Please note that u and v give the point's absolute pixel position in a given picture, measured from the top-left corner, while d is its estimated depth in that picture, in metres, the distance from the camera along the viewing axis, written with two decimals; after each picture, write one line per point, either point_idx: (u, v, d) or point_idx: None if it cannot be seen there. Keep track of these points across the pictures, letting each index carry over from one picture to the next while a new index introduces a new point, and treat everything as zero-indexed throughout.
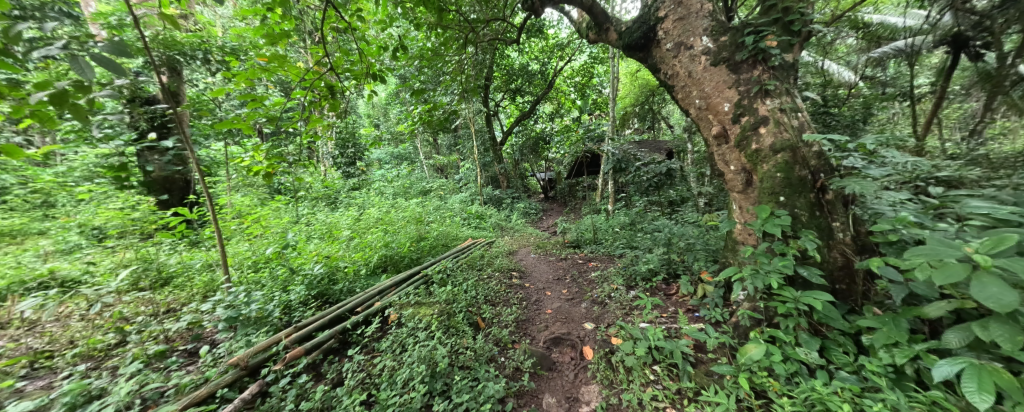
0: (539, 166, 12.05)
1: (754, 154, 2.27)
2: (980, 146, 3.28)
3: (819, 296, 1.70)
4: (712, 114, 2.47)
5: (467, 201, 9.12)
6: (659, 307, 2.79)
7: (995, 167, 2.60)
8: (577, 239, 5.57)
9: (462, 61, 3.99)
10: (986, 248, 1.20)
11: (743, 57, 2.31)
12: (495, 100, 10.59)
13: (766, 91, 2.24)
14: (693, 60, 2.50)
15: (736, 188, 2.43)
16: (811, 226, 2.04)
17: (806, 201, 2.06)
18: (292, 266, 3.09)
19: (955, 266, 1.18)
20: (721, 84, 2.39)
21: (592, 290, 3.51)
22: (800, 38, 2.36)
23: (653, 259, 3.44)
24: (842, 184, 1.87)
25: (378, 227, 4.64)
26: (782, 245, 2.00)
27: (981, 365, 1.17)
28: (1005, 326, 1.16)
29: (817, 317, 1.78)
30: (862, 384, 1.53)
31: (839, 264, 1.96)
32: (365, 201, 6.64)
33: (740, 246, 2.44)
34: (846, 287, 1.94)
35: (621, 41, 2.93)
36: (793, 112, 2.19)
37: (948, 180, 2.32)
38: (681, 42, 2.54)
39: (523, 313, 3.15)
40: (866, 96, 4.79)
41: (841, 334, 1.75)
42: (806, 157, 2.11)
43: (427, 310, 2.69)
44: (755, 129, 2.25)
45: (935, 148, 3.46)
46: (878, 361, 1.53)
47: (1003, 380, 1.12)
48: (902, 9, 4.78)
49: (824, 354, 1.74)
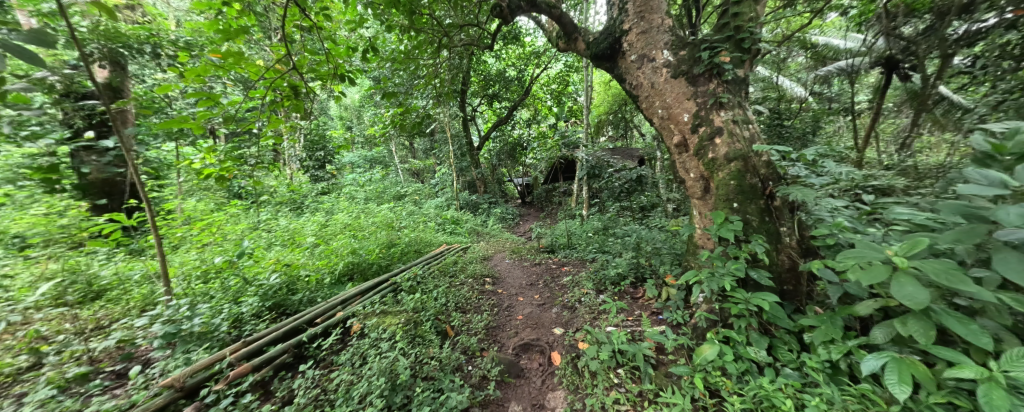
0: (516, 171, 12.12)
1: (711, 162, 2.39)
2: (910, 157, 3.63)
3: (766, 297, 1.78)
4: (673, 124, 2.58)
5: (443, 206, 8.99)
6: (626, 310, 2.85)
7: (921, 177, 2.88)
8: (552, 244, 5.64)
9: (437, 65, 4.00)
10: (903, 251, 1.32)
11: (700, 71, 2.44)
12: (472, 105, 10.59)
13: (721, 103, 2.38)
14: (656, 72, 2.61)
15: (695, 195, 2.54)
16: (761, 231, 2.16)
17: (757, 208, 2.19)
18: (247, 276, 2.90)
19: (878, 267, 1.29)
20: (680, 95, 2.52)
21: (563, 295, 3.56)
22: (751, 55, 2.52)
23: (622, 263, 3.52)
24: (787, 192, 2.00)
25: (345, 234, 4.45)
26: (735, 248, 2.09)
27: (901, 358, 1.27)
28: (920, 322, 1.27)
29: (766, 317, 1.87)
30: (803, 380, 1.62)
31: (786, 266, 2.07)
32: (333, 206, 6.37)
33: (700, 250, 2.55)
34: (792, 288, 2.06)
35: (589, 51, 3.03)
36: (744, 124, 2.34)
37: (882, 188, 2.54)
38: (644, 54, 2.66)
39: (494, 320, 3.13)
40: (815, 110, 5.19)
41: (787, 332, 1.86)
42: (757, 166, 2.25)
43: (392, 320, 2.59)
44: (711, 140, 2.37)
45: (872, 159, 3.79)
46: (817, 357, 1.62)
47: (918, 371, 1.22)
48: (843, 32, 5.26)
49: (772, 352, 1.83)
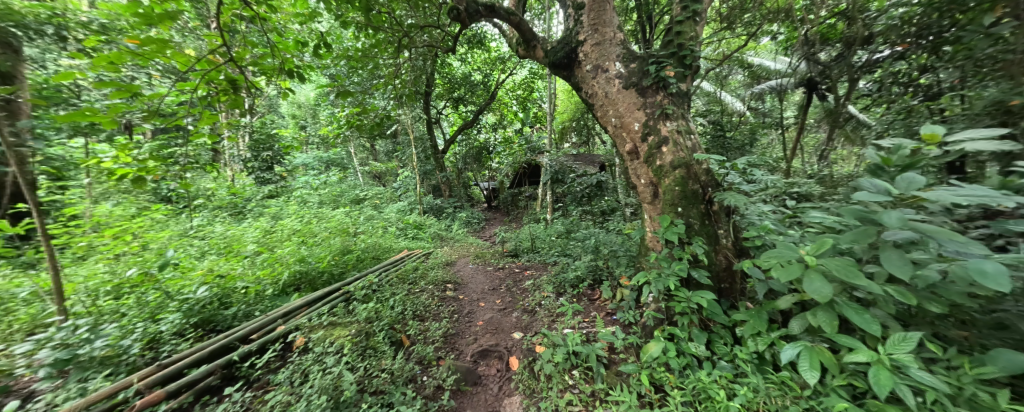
0: (482, 175, 12.07)
1: (658, 169, 2.53)
2: (826, 168, 4.14)
3: (705, 295, 1.92)
4: (625, 132, 2.71)
5: (406, 210, 8.69)
6: (582, 312, 2.93)
7: (834, 185, 3.28)
8: (516, 248, 5.66)
9: (397, 65, 3.87)
10: (813, 250, 1.48)
11: (648, 83, 2.60)
12: (437, 107, 10.41)
13: (666, 114, 2.55)
14: (609, 82, 2.73)
15: (645, 200, 2.68)
16: (702, 233, 2.32)
17: (699, 212, 2.35)
18: (170, 290, 2.58)
19: (793, 266, 1.45)
20: (631, 105, 2.65)
21: (524, 299, 3.57)
22: (693, 71, 2.73)
23: (581, 266, 3.62)
24: (723, 197, 2.17)
25: (292, 240, 4.13)
26: (679, 250, 2.23)
27: (812, 347, 1.42)
28: (827, 313, 1.43)
29: (705, 314, 2.01)
30: (735, 371, 1.76)
31: (723, 266, 2.25)
32: (282, 210, 5.90)
33: (650, 252, 2.69)
34: (729, 286, 2.23)
35: (547, 59, 3.11)
36: (687, 135, 2.52)
37: (803, 195, 2.86)
38: (598, 65, 2.78)
39: (453, 327, 3.07)
40: (752, 124, 5.74)
41: (723, 327, 2.01)
42: (698, 173, 2.42)
43: (341, 332, 2.44)
44: (659, 148, 2.52)
45: (797, 169, 4.26)
46: (747, 349, 1.77)
47: (824, 357, 1.38)
48: (774, 55, 5.89)
49: (710, 347, 1.97)
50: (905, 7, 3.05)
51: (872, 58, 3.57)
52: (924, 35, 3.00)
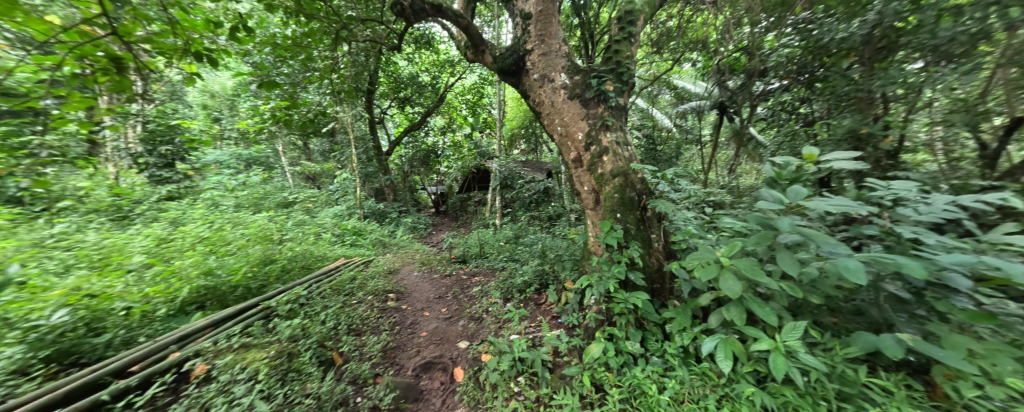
0: (429, 179, 11.68)
1: (600, 177, 2.67)
2: (735, 180, 4.79)
3: (640, 296, 2.05)
4: (570, 141, 2.82)
5: (343, 215, 8.02)
6: (529, 317, 2.95)
7: (741, 195, 3.80)
8: (463, 254, 5.53)
9: (335, 58, 3.56)
10: (727, 252, 1.67)
11: (590, 95, 2.75)
12: (380, 106, 9.84)
13: (607, 126, 2.71)
14: (555, 92, 2.83)
15: (588, 206, 2.81)
16: (638, 237, 2.49)
17: (635, 217, 2.53)
18: (10, 317, 2.00)
19: (711, 267, 1.62)
20: (575, 115, 2.77)
21: (471, 307, 3.49)
22: (630, 87, 2.96)
23: (528, 271, 3.65)
24: (655, 204, 2.36)
25: (197, 250, 3.51)
26: (618, 254, 2.36)
27: (726, 338, 1.60)
28: (737, 308, 1.62)
29: (640, 313, 2.15)
30: (665, 365, 1.90)
31: (655, 268, 2.44)
32: (185, 214, 5.01)
33: (592, 256, 2.81)
34: (659, 286, 2.42)
35: (495, 65, 3.12)
36: (625, 146, 2.71)
37: (718, 203, 3.25)
38: (545, 74, 2.86)
39: (394, 340, 2.88)
40: (678, 139, 6.44)
41: (655, 325, 2.17)
42: (634, 182, 2.61)
43: (257, 355, 2.15)
44: (600, 157, 2.67)
45: (714, 180, 4.86)
46: (675, 344, 1.93)
47: (735, 347, 1.56)
48: (695, 80, 6.69)
49: (644, 344, 2.11)
50: (788, 48, 3.72)
51: (766, 88, 4.26)
52: (801, 73, 3.72)
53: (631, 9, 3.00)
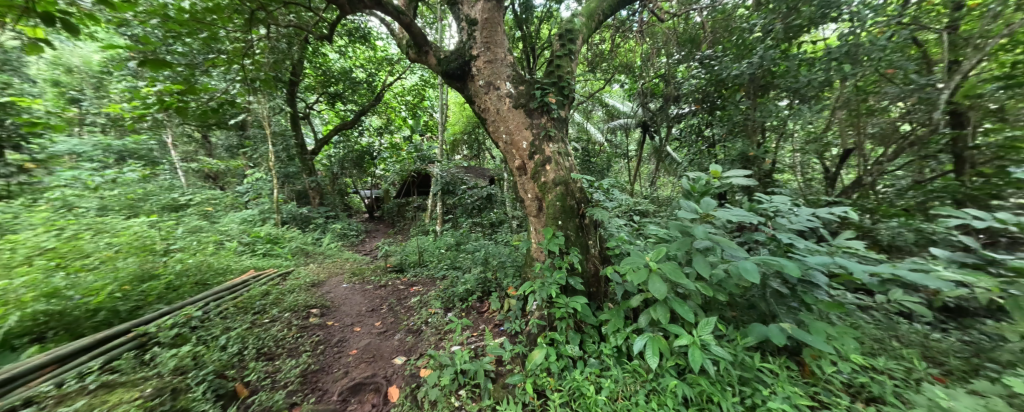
0: (363, 182, 10.84)
1: (543, 185, 2.75)
2: (656, 191, 5.38)
3: (579, 300, 2.14)
4: (515, 149, 2.86)
5: (256, 220, 6.96)
6: (471, 326, 2.88)
7: (662, 205, 4.26)
8: (401, 263, 5.21)
9: (249, 41, 3.10)
10: (654, 257, 1.84)
11: (534, 106, 2.83)
12: (306, 100, 8.86)
13: (550, 136, 2.82)
14: (500, 100, 2.86)
15: (532, 213, 2.86)
16: (577, 244, 2.61)
17: (574, 224, 2.65)
18: None
19: (642, 271, 1.77)
20: (520, 124, 2.82)
21: (408, 318, 3.29)
22: (570, 101, 3.12)
23: (470, 278, 3.57)
24: (592, 212, 2.50)
25: (35, 266, 2.69)
26: (559, 260, 2.44)
27: (653, 336, 1.75)
28: (662, 308, 1.79)
29: (578, 316, 2.24)
30: (601, 366, 2.01)
31: (592, 273, 2.58)
32: (16, 219, 3.81)
33: (534, 262, 2.86)
34: (596, 290, 2.57)
35: (439, 67, 3.03)
36: (565, 156, 2.84)
37: (644, 211, 3.60)
38: (490, 82, 2.87)
39: (316, 362, 2.57)
40: (609, 152, 7.03)
41: (592, 327, 2.28)
42: (574, 191, 2.74)
43: (126, 396, 1.72)
44: (543, 166, 2.75)
45: (639, 191, 5.39)
46: (610, 344, 2.05)
47: (661, 344, 1.71)
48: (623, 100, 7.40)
49: (583, 346, 2.20)
50: (696, 79, 4.34)
51: (679, 112, 4.83)
52: (705, 102, 4.42)
53: (572, 29, 3.19)
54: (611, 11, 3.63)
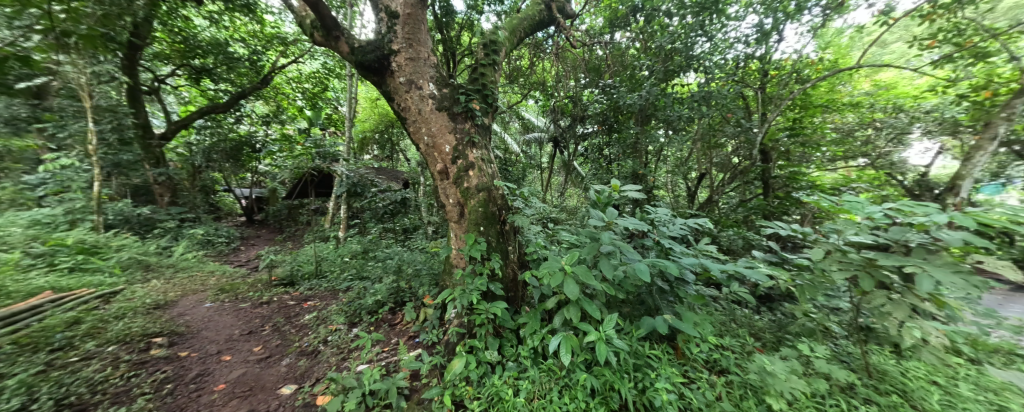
0: (240, 178, 8.94)
1: (465, 191, 2.72)
2: (565, 201, 5.88)
3: (500, 306, 2.16)
4: (437, 152, 2.76)
5: (61, 223, 5.04)
6: (381, 341, 2.63)
7: (571, 214, 4.67)
8: (291, 274, 4.44)
9: None
10: (569, 261, 1.98)
11: (458, 110, 2.79)
12: (155, 70, 6.88)
13: (473, 142, 2.81)
14: (422, 100, 2.74)
15: (453, 218, 2.79)
16: (498, 249, 2.64)
17: (495, 231, 2.67)
18: None
19: (558, 275, 1.90)
20: (443, 127, 2.75)
21: (301, 339, 2.82)
22: (493, 109, 3.19)
23: (380, 289, 3.26)
24: (513, 219, 2.58)
25: None
26: (480, 266, 2.42)
27: (566, 335, 1.88)
28: (575, 308, 1.94)
29: (497, 321, 2.27)
30: (518, 368, 2.07)
31: (511, 278, 2.64)
32: None
33: (454, 269, 2.78)
34: (514, 294, 2.63)
35: (353, 56, 2.75)
36: (488, 163, 2.87)
37: (556, 219, 3.88)
38: (412, 80, 2.73)
39: (161, 407, 1.98)
40: (525, 163, 7.39)
41: (510, 331, 2.34)
42: (496, 197, 2.78)
43: None
44: (466, 171, 2.73)
45: (551, 201, 5.81)
46: (527, 346, 2.13)
47: (573, 342, 1.84)
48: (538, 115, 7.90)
49: (501, 351, 2.23)
50: (599, 104, 4.93)
51: (585, 131, 5.46)
52: (606, 125, 5.06)
53: (495, 40, 3.28)
54: (531, 31, 3.87)
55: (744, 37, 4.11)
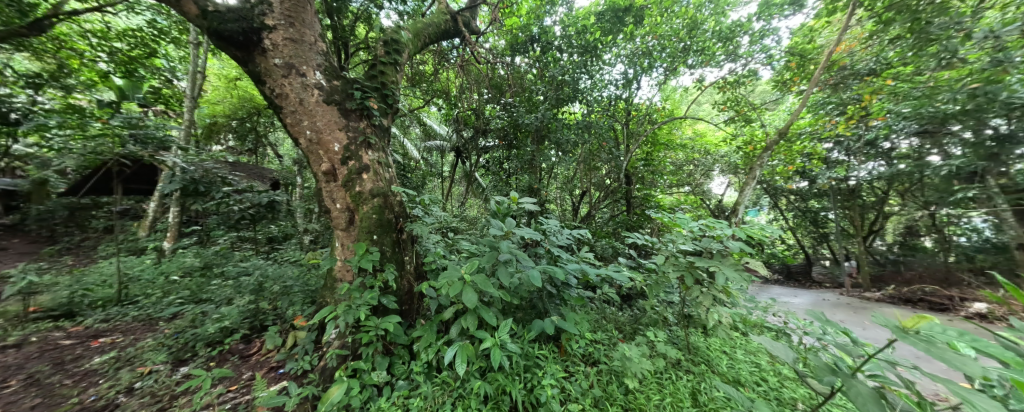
0: None
1: (357, 195, 2.44)
2: (465, 211, 5.90)
3: (392, 320, 1.98)
4: (323, 150, 2.42)
5: None
6: (226, 379, 2.07)
7: (471, 224, 4.70)
8: (71, 302, 3.09)
9: None
10: (469, 270, 1.99)
11: (352, 107, 2.52)
12: None
13: (368, 143, 2.57)
14: (306, 90, 2.38)
15: (340, 226, 2.46)
16: (393, 260, 2.44)
17: (391, 240, 2.47)
18: None
19: (456, 284, 1.88)
20: (331, 123, 2.43)
21: (86, 393, 1.98)
22: (393, 111, 3.00)
23: (230, 313, 2.59)
24: (412, 227, 2.44)
25: None
26: (371, 278, 2.19)
27: (463, 345, 1.86)
28: (473, 315, 1.94)
29: (388, 338, 2.08)
30: (410, 387, 1.93)
31: (406, 290, 2.47)
32: None
33: (338, 283, 2.43)
34: (409, 307, 2.46)
35: (206, 21, 2.19)
36: (385, 167, 2.67)
37: (456, 228, 3.84)
38: (292, 64, 2.35)
39: None
40: (425, 170, 7.15)
41: (402, 347, 2.18)
42: (393, 204, 2.58)
43: None
44: (359, 174, 2.46)
45: (451, 211, 5.72)
46: (420, 362, 2.02)
47: (469, 350, 1.83)
48: (439, 123, 7.75)
49: (391, 370, 2.05)
50: (499, 119, 5.20)
51: (486, 145, 5.65)
52: (506, 140, 5.39)
53: (397, 40, 3.12)
54: (435, 39, 3.83)
55: (615, 80, 5.05)
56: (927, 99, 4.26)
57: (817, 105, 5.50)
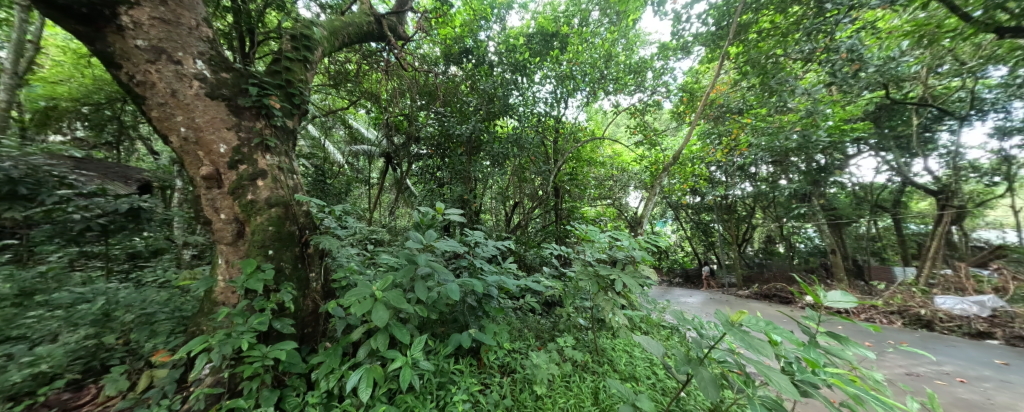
0: None
1: (248, 205, 2.13)
2: (393, 220, 5.57)
3: (286, 347, 1.75)
4: (203, 151, 2.07)
5: None
6: None
7: (395, 236, 4.44)
8: None
9: None
10: (382, 285, 1.87)
11: (244, 104, 2.23)
12: None
13: (266, 146, 2.28)
14: (181, 80, 2.03)
15: (224, 240, 2.11)
16: (293, 278, 2.15)
17: (292, 255, 2.18)
18: None
19: (366, 302, 1.74)
20: (216, 120, 2.11)
21: None
22: (300, 111, 2.72)
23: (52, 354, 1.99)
24: (318, 240, 2.21)
25: None
26: (261, 300, 1.91)
27: (369, 367, 1.73)
28: (384, 334, 1.82)
29: (279, 368, 1.83)
30: None
31: (310, 310, 2.20)
32: None
33: (217, 308, 2.06)
34: (312, 330, 2.21)
35: None
36: (288, 173, 2.39)
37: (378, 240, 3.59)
38: (163, 49, 1.98)
39: None
40: (347, 176, 6.57)
41: (298, 376, 1.93)
42: (296, 214, 2.31)
43: None
44: (252, 180, 2.16)
45: (376, 220, 5.34)
46: (319, 391, 1.81)
47: (376, 373, 1.71)
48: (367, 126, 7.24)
49: (281, 404, 1.80)
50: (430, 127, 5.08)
51: (418, 152, 5.46)
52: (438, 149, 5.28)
53: (309, 36, 2.86)
54: (356, 39, 3.62)
55: (544, 99, 5.37)
56: (775, 136, 5.48)
57: (704, 134, 6.61)
